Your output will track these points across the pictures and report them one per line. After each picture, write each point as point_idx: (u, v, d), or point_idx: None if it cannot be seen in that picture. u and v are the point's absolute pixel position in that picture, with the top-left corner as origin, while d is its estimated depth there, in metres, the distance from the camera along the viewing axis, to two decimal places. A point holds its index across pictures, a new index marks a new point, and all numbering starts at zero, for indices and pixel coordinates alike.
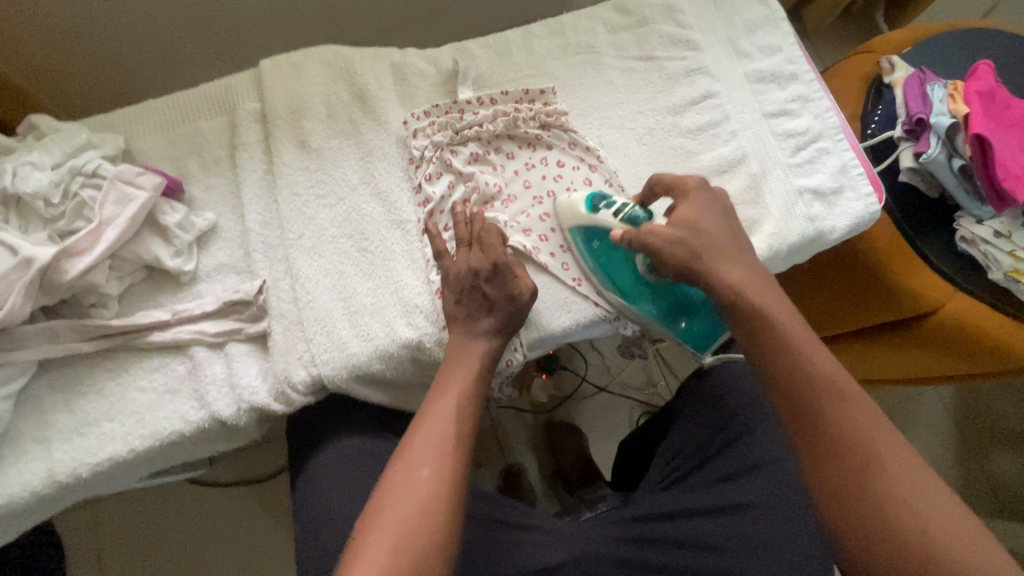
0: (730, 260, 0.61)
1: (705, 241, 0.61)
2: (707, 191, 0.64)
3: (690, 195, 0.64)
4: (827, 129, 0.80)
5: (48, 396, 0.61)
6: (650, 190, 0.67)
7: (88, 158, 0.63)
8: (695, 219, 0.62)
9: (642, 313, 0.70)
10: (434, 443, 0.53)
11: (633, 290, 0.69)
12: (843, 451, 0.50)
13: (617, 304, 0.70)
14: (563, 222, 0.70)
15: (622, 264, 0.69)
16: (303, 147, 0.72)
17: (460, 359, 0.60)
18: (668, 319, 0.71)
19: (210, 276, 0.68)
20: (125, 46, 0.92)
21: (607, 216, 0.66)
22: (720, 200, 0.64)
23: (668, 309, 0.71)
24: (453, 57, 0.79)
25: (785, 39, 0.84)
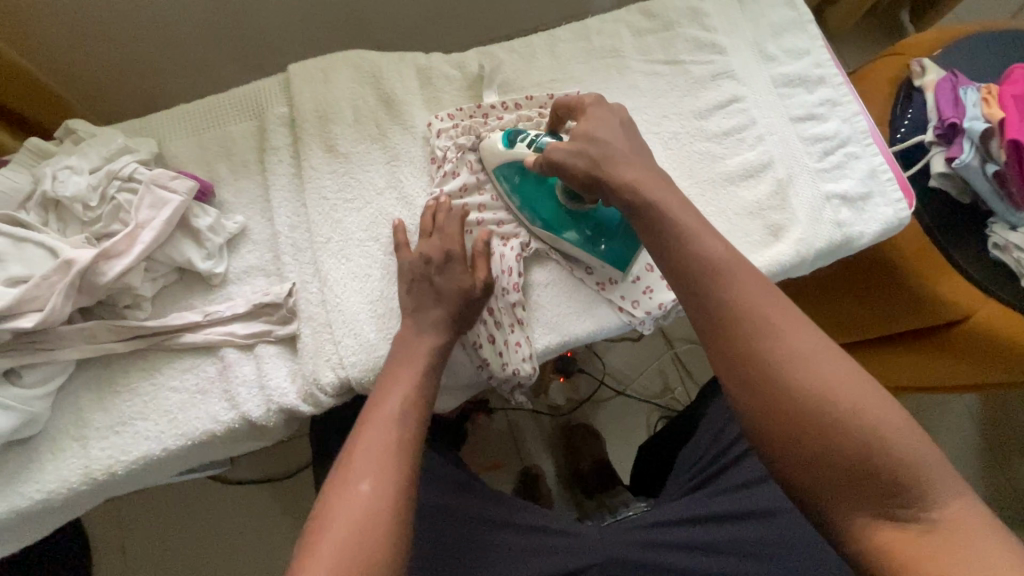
0: (636, 169, 0.58)
1: (606, 150, 0.60)
2: (605, 108, 0.64)
3: (588, 111, 0.63)
4: (855, 133, 0.79)
5: (85, 394, 0.63)
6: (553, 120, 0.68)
7: (124, 163, 0.65)
8: (591, 129, 0.61)
9: (572, 242, 0.68)
10: (377, 451, 0.51)
11: (553, 218, 0.69)
12: (780, 381, 0.45)
13: (543, 234, 0.70)
14: (489, 167, 0.71)
15: (542, 196, 0.69)
16: (330, 151, 0.73)
17: (408, 360, 0.59)
18: (589, 241, 0.68)
19: (239, 279, 0.69)
20: (157, 51, 0.94)
21: (521, 148, 0.67)
22: (618, 114, 0.63)
23: (595, 232, 0.68)
24: (478, 61, 0.79)
25: (812, 42, 0.83)
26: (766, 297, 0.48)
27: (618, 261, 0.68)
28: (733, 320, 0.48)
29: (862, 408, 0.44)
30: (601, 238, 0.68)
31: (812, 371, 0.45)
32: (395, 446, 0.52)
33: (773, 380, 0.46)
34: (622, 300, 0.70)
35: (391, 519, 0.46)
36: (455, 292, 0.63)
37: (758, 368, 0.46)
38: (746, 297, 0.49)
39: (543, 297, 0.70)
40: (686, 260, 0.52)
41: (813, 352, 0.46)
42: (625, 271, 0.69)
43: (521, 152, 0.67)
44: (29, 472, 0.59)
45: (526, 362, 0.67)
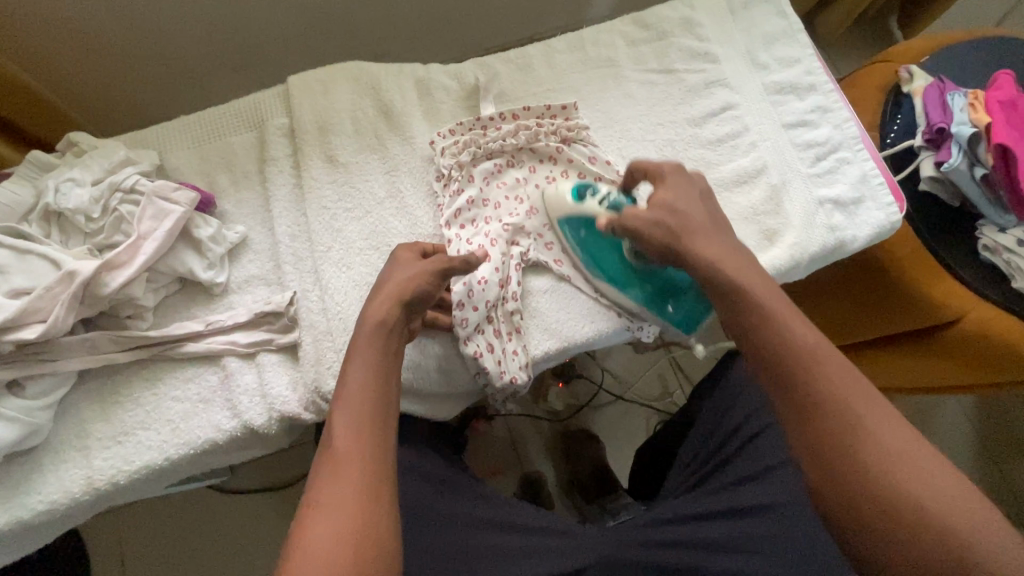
0: (707, 238, 0.61)
1: (685, 218, 0.62)
2: (683, 175, 0.66)
3: (666, 179, 0.65)
4: (847, 139, 0.80)
5: (87, 405, 0.63)
6: (626, 181, 0.69)
7: (126, 175, 0.65)
8: (673, 198, 0.63)
9: (635, 299, 0.70)
10: (337, 491, 0.47)
11: (621, 275, 0.70)
12: (845, 442, 0.47)
13: (609, 293, 0.71)
14: (552, 215, 0.71)
15: (608, 251, 0.70)
16: (330, 161, 0.74)
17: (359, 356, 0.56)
18: (654, 301, 0.71)
19: (240, 288, 0.69)
20: (158, 65, 0.95)
21: (592, 205, 0.69)
22: (696, 183, 0.66)
23: (662, 294, 0.71)
24: (475, 72, 0.80)
25: (803, 51, 0.84)
26: (853, 383, 0.50)
27: (683, 323, 0.73)
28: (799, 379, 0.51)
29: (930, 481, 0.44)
30: (670, 300, 0.71)
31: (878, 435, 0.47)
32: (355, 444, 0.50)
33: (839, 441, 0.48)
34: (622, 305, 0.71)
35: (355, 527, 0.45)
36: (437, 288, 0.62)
37: (824, 435, 0.48)
38: (806, 352, 0.52)
39: (543, 312, 0.71)
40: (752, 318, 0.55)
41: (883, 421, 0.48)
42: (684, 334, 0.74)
43: (595, 210, 0.69)
44: (32, 483, 0.59)
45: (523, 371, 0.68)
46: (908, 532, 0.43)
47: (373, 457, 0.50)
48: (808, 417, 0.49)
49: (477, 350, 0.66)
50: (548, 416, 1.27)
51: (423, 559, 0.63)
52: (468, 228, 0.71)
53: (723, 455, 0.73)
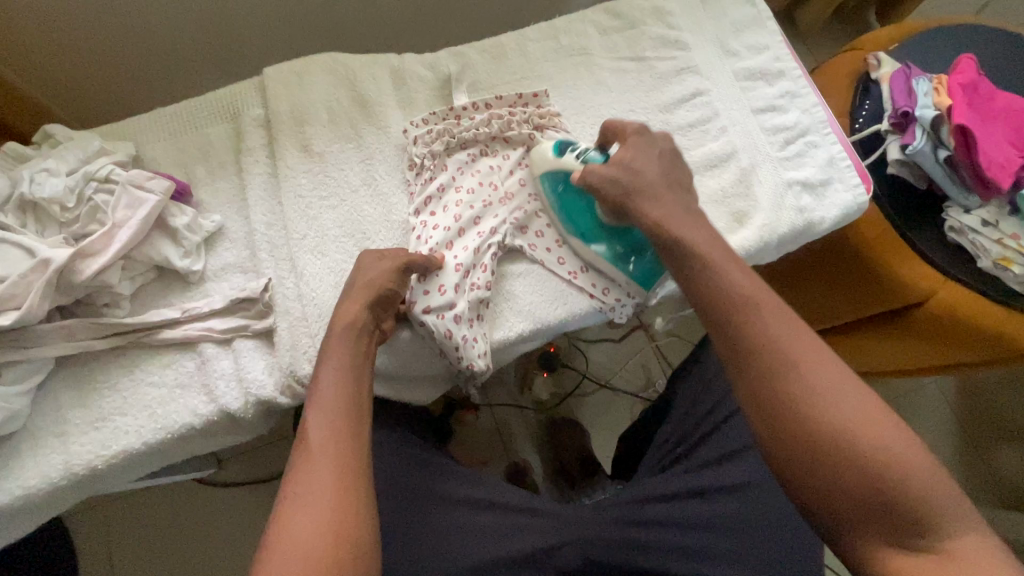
0: (656, 200, 0.62)
1: (638, 178, 0.63)
2: (648, 137, 0.66)
3: (629, 139, 0.66)
4: (815, 124, 0.82)
5: (65, 391, 0.64)
6: (602, 138, 0.70)
7: (101, 164, 0.66)
8: (632, 158, 0.64)
9: (599, 253, 0.72)
10: (309, 494, 0.48)
11: (589, 229, 0.72)
12: (803, 415, 0.47)
13: (574, 245, 0.73)
14: (534, 171, 0.74)
15: (582, 207, 0.72)
16: (305, 150, 0.75)
17: (332, 355, 0.57)
18: (620, 258, 0.72)
19: (217, 275, 0.70)
20: (137, 59, 0.96)
21: (570, 160, 0.69)
22: (662, 145, 0.66)
23: (626, 251, 0.72)
24: (449, 62, 0.81)
25: (771, 38, 0.86)
26: (806, 348, 0.50)
27: (644, 281, 0.73)
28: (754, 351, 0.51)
29: (876, 444, 0.45)
30: (633, 258, 0.72)
31: (829, 402, 0.47)
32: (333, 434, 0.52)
33: (792, 411, 0.48)
34: (594, 288, 0.73)
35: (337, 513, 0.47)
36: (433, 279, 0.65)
37: (779, 409, 0.48)
38: (758, 321, 0.51)
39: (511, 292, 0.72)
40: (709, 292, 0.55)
41: (835, 389, 0.48)
42: (648, 291, 0.74)
43: (569, 164, 0.70)
44: (10, 469, 0.60)
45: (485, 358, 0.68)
46: (859, 497, 0.45)
47: (346, 458, 0.50)
48: (764, 391, 0.49)
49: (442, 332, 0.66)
50: (534, 406, 1.28)
51: (404, 542, 0.64)
52: (439, 215, 0.72)
53: (698, 437, 0.74)
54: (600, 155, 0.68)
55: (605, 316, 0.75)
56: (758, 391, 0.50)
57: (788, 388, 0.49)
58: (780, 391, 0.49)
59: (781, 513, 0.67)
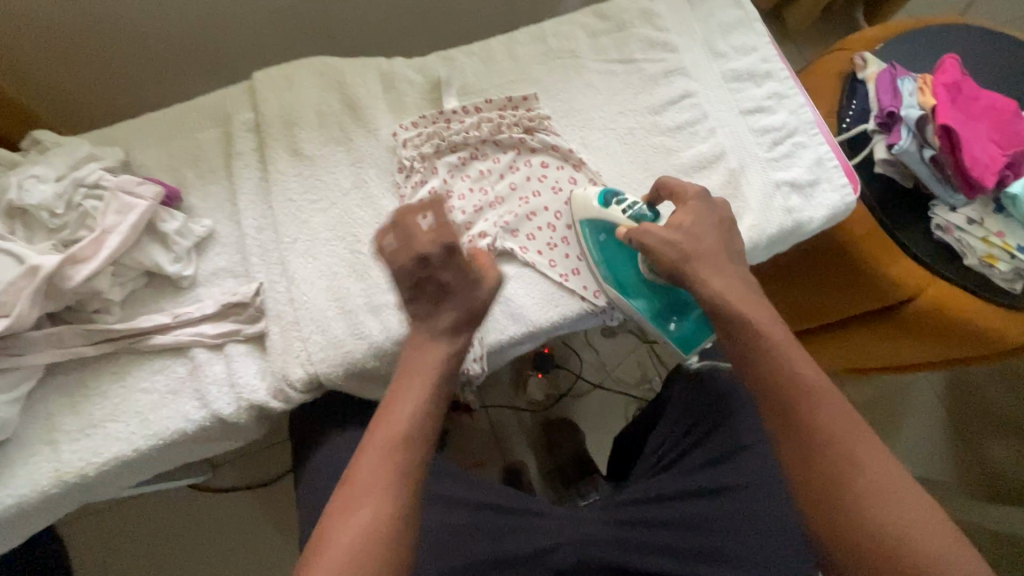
0: (717, 266, 0.63)
1: (697, 244, 0.64)
2: (707, 200, 0.67)
3: (690, 202, 0.67)
4: (802, 124, 0.83)
5: (55, 398, 0.64)
6: (654, 194, 0.71)
7: (90, 170, 0.66)
8: (690, 222, 0.65)
9: (639, 310, 0.73)
10: (363, 526, 0.48)
11: (631, 285, 0.73)
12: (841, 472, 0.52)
13: (615, 298, 0.73)
14: (575, 215, 0.74)
15: (626, 259, 0.73)
16: (296, 155, 0.75)
17: (417, 371, 0.57)
18: (658, 316, 0.73)
19: (208, 280, 0.70)
20: (125, 63, 0.95)
21: (617, 213, 0.69)
22: (718, 210, 0.67)
23: (667, 311, 0.74)
24: (439, 65, 0.82)
25: (759, 39, 0.87)
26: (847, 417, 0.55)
27: (685, 343, 0.74)
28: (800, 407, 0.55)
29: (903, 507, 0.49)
30: (675, 318, 0.74)
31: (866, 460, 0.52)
32: (404, 456, 0.52)
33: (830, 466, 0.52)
34: (585, 290, 0.73)
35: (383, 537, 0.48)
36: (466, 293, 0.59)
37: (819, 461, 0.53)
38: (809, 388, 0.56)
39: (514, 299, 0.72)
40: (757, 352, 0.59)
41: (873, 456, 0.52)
42: (683, 352, 0.75)
43: (616, 216, 0.70)
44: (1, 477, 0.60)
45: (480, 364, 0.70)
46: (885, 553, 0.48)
47: (406, 490, 0.51)
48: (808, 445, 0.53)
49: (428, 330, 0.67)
50: (529, 407, 1.28)
51: None
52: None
53: (694, 437, 0.76)
54: (651, 213, 0.69)
55: (600, 321, 0.76)
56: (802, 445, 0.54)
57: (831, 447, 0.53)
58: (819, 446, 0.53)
59: (775, 511, 0.68)
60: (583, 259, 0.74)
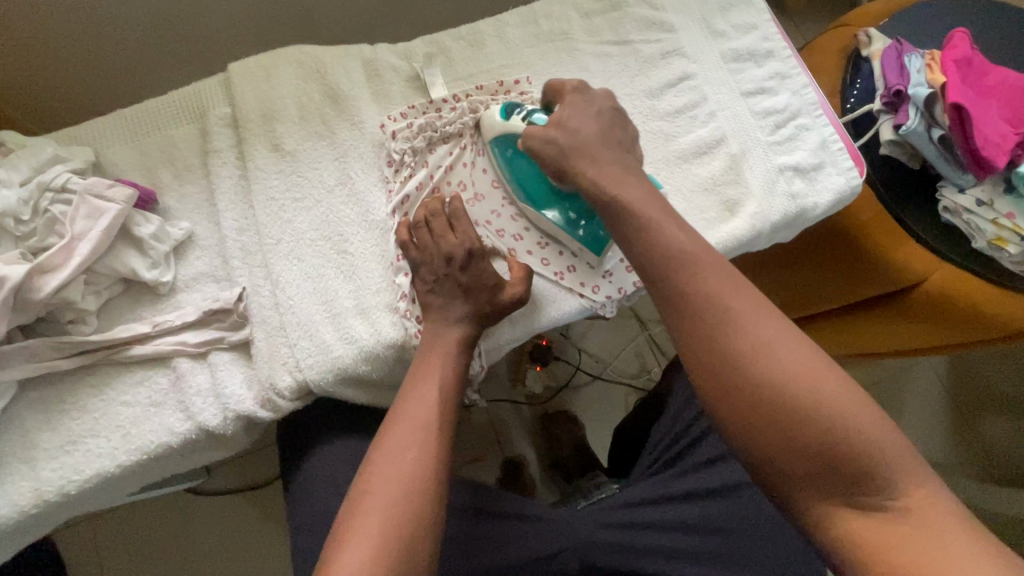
0: (604, 157, 0.58)
1: (576, 137, 0.59)
2: (587, 94, 0.63)
3: (567, 99, 0.63)
4: (806, 105, 0.79)
5: (31, 414, 0.61)
6: (546, 97, 0.67)
7: (57, 173, 0.62)
8: (569, 117, 0.60)
9: (553, 220, 0.68)
10: (377, 520, 0.48)
11: (539, 195, 0.68)
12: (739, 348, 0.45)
13: (530, 213, 0.70)
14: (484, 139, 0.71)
15: (531, 169, 0.68)
16: (276, 149, 0.71)
17: (421, 381, 0.58)
18: (571, 223, 0.68)
19: (189, 286, 0.67)
20: (98, 54, 0.90)
21: (515, 122, 0.66)
22: (599, 102, 0.62)
23: (577, 215, 0.67)
24: (424, 51, 0.78)
25: (759, 16, 0.83)
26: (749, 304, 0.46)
27: (596, 245, 0.68)
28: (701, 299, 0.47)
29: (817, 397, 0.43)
30: (583, 223, 0.68)
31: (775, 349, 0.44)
32: (414, 456, 0.52)
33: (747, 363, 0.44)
34: (582, 287, 0.70)
35: (400, 536, 0.47)
36: (484, 293, 0.63)
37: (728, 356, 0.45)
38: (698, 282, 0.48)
39: None
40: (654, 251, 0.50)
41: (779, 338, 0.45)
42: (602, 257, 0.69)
43: (516, 126, 0.66)
44: None
45: (480, 365, 0.69)
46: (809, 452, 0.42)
47: (422, 492, 0.50)
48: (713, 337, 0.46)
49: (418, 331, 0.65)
50: (528, 401, 1.26)
51: None
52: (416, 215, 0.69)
53: (694, 434, 0.73)
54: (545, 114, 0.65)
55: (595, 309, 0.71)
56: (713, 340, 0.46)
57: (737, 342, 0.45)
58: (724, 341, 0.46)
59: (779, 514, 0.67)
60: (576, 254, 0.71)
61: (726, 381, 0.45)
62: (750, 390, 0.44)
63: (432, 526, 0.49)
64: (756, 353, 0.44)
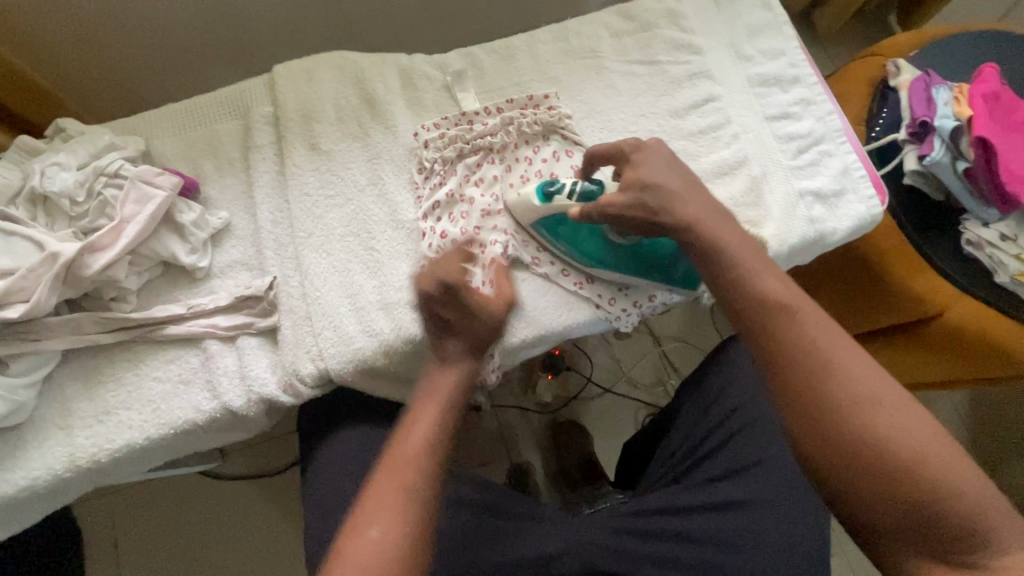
0: (690, 202, 0.60)
1: (662, 196, 0.60)
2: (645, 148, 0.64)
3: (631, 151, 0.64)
4: (830, 132, 0.80)
5: (70, 383, 0.65)
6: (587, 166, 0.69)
7: (111, 160, 0.66)
8: (644, 173, 0.62)
9: (631, 274, 0.72)
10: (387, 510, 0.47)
11: (608, 257, 0.71)
12: (823, 382, 0.47)
13: (602, 275, 0.72)
14: (524, 220, 0.72)
15: (591, 238, 0.71)
16: (313, 148, 0.74)
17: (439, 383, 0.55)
18: (650, 273, 0.72)
19: (223, 272, 0.71)
20: (152, 54, 0.96)
21: (562, 202, 0.68)
22: (660, 151, 0.64)
23: (657, 264, 0.71)
24: (458, 62, 0.81)
25: (787, 43, 0.84)
26: (839, 347, 0.49)
27: (687, 283, 0.72)
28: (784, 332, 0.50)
29: (908, 445, 0.44)
30: (668, 267, 0.71)
31: (857, 386, 0.47)
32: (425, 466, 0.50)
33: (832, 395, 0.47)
34: (599, 298, 0.72)
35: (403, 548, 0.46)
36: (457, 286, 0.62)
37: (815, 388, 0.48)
38: (794, 326, 0.50)
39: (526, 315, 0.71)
40: (742, 293, 0.54)
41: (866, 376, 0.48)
42: (693, 289, 0.74)
43: (563, 205, 0.68)
44: (16, 458, 0.61)
45: (495, 372, 0.71)
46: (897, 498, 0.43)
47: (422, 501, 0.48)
48: (797, 362, 0.49)
49: None
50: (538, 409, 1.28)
51: None
52: (443, 220, 0.72)
53: (704, 450, 0.75)
54: (592, 184, 0.67)
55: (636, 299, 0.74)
56: (793, 370, 0.49)
57: (820, 371, 0.48)
58: (813, 371, 0.48)
59: (790, 538, 0.67)
60: (597, 267, 0.74)
61: (815, 408, 0.47)
62: (836, 421, 0.46)
63: (435, 486, 0.49)
64: (848, 395, 0.47)
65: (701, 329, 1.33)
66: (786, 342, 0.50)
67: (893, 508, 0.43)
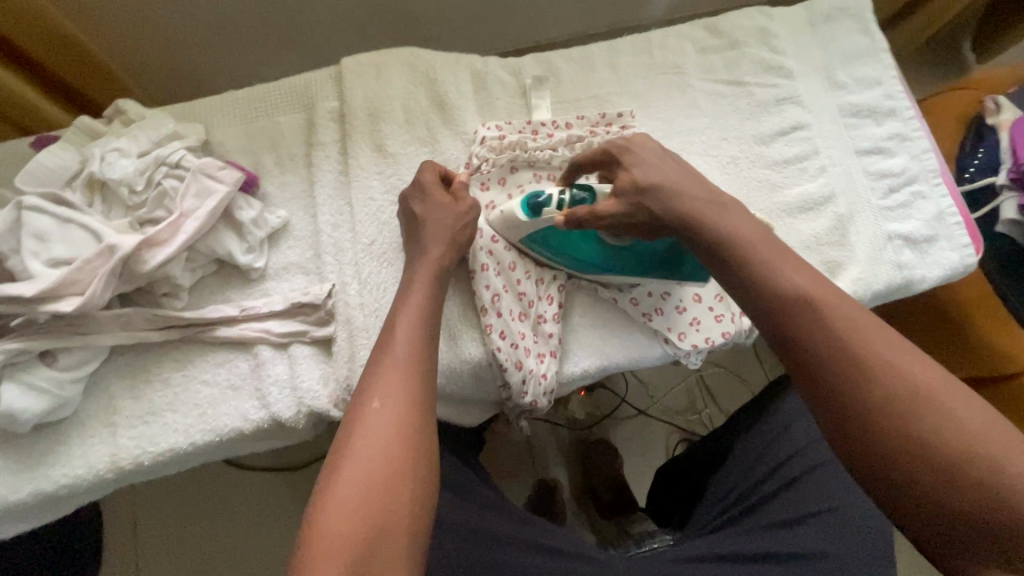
0: (700, 193, 0.55)
1: (657, 186, 0.56)
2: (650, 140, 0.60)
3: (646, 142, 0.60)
4: (924, 172, 0.75)
5: (118, 378, 0.62)
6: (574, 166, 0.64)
7: (173, 149, 0.63)
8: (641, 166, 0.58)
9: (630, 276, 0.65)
10: (352, 499, 0.43)
11: (601, 261, 0.65)
12: (856, 366, 0.41)
13: (599, 278, 0.67)
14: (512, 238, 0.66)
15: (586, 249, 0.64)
16: (379, 151, 0.71)
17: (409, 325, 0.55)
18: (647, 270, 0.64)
19: (278, 274, 0.67)
20: (210, 36, 0.93)
21: (548, 215, 0.62)
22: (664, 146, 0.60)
23: (656, 261, 0.64)
24: (534, 69, 0.77)
25: (885, 72, 0.79)
26: (874, 333, 0.42)
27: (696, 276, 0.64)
28: (803, 319, 0.44)
29: (960, 430, 0.38)
30: (668, 265, 0.64)
31: (893, 369, 0.40)
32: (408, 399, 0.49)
33: (866, 380, 0.40)
34: (668, 331, 0.68)
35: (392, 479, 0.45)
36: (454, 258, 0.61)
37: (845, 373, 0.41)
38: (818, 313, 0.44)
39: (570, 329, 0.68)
40: (757, 282, 0.47)
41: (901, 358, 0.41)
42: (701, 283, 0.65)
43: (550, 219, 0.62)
44: (57, 455, 0.59)
45: (546, 397, 0.65)
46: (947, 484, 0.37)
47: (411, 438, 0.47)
48: (825, 351, 0.42)
49: (496, 347, 0.64)
50: (568, 424, 1.24)
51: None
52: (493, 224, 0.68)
53: (762, 496, 0.69)
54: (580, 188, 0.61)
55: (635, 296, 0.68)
56: (820, 358, 0.42)
57: (856, 358, 0.41)
58: (842, 358, 0.41)
59: None
60: (668, 297, 0.69)
61: (845, 396, 0.40)
62: (873, 407, 0.39)
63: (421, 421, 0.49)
64: (886, 380, 0.40)
65: (742, 357, 1.28)
66: (809, 328, 0.43)
67: (948, 504, 0.36)
